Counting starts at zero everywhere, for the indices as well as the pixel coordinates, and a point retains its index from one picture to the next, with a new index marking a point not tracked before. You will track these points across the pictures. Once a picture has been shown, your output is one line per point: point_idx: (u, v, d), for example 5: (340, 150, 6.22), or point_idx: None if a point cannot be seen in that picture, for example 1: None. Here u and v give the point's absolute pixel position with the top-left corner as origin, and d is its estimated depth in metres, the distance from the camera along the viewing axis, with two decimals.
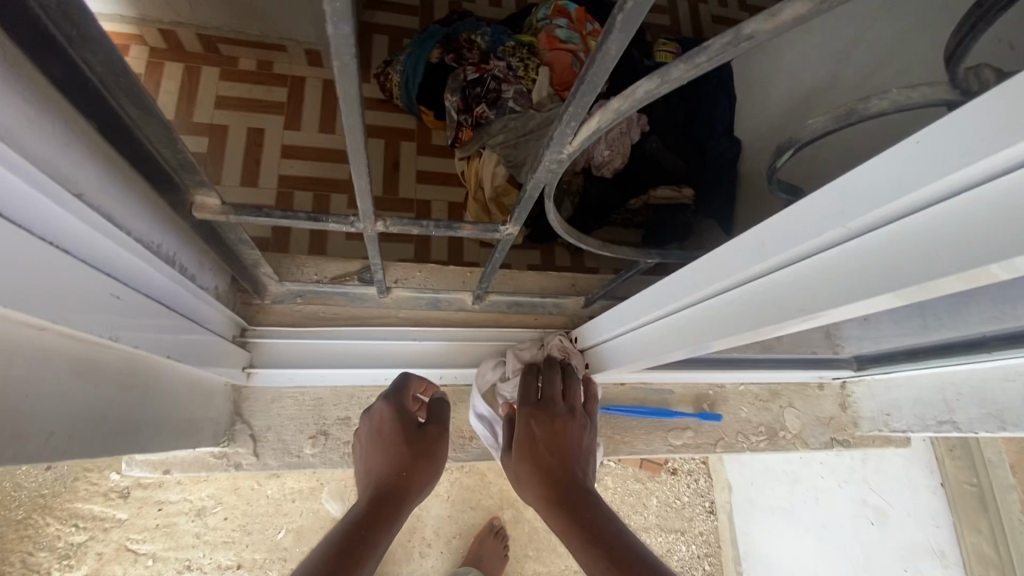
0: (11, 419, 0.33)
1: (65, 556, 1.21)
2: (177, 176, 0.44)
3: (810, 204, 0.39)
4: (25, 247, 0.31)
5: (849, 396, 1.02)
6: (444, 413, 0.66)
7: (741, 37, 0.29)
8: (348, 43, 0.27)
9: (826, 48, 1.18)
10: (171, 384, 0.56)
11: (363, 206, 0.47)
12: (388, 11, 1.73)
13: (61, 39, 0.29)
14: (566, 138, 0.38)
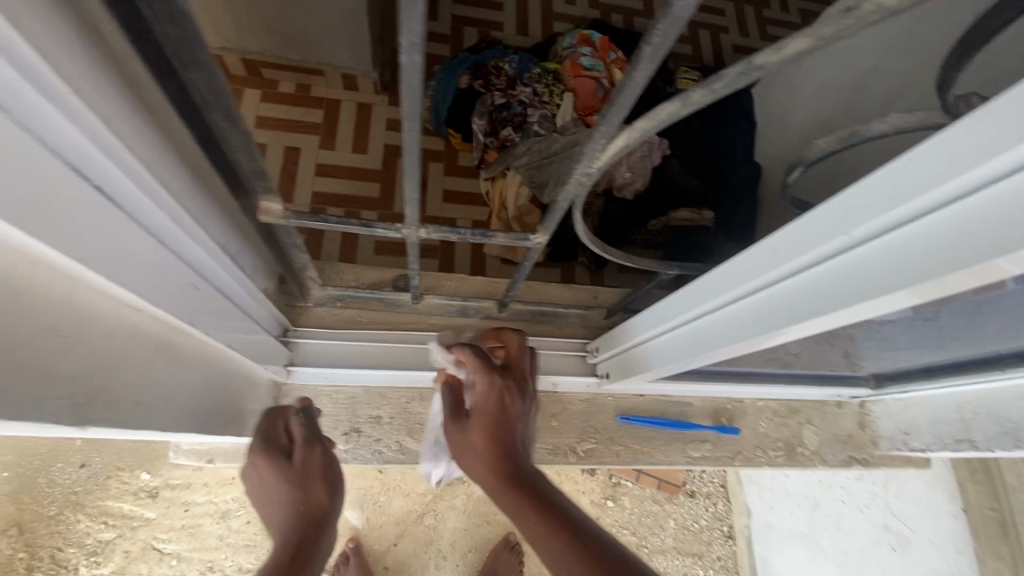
0: (107, 385, 0.38)
1: (94, 552, 1.25)
2: (249, 183, 0.49)
3: (819, 215, 0.43)
4: (131, 234, 0.36)
5: (868, 415, 1.02)
6: (311, 432, 0.68)
7: (752, 66, 0.33)
8: (418, 70, 0.32)
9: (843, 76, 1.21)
10: (227, 373, 0.60)
11: (410, 214, 0.52)
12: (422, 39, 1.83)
13: (176, 63, 0.35)
14: (596, 154, 0.43)
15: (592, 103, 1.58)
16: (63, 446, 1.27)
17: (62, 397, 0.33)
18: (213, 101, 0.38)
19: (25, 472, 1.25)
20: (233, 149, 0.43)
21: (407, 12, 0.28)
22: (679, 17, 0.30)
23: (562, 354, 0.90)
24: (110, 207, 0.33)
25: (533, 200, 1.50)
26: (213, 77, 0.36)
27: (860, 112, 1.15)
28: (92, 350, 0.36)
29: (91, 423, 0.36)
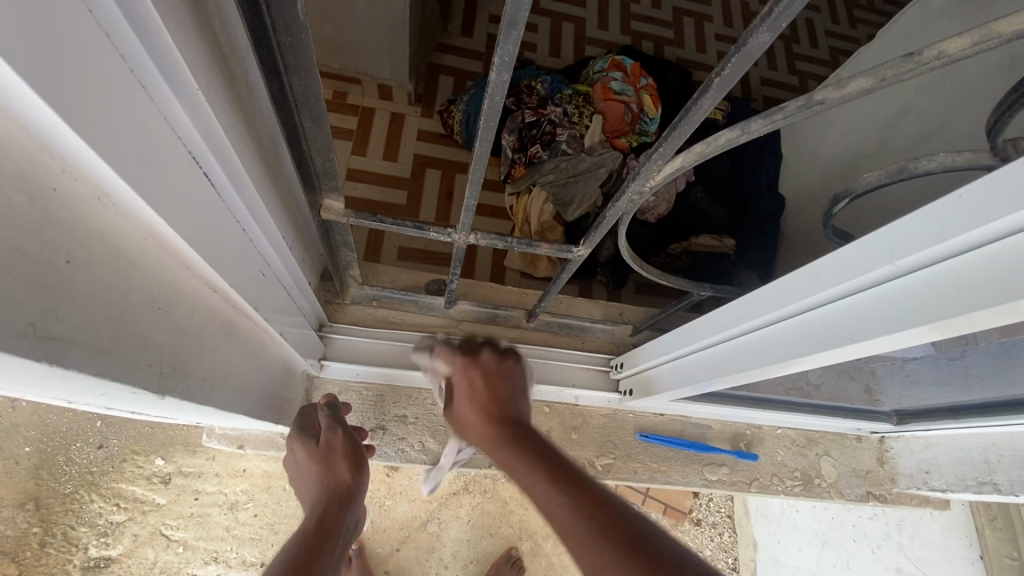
0: (185, 359, 0.40)
1: (103, 534, 1.15)
2: (317, 181, 0.52)
3: (862, 244, 0.44)
4: (221, 219, 0.39)
5: (887, 451, 1.02)
6: (335, 417, 0.73)
7: (813, 101, 0.36)
8: (505, 88, 0.35)
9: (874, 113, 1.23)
10: (273, 361, 0.62)
11: (465, 219, 0.54)
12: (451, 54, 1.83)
13: (280, 68, 0.38)
14: (651, 174, 0.45)
15: (620, 126, 1.63)
16: (85, 425, 1.18)
17: (151, 366, 0.35)
18: (307, 103, 0.41)
19: (44, 448, 1.16)
20: (314, 148, 0.47)
21: (506, 34, 0.31)
22: (752, 52, 0.33)
23: (585, 368, 0.91)
24: (210, 190, 0.36)
25: (556, 217, 1.54)
26: (312, 80, 0.39)
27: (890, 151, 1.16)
28: (178, 324, 0.38)
29: (170, 392, 0.38)
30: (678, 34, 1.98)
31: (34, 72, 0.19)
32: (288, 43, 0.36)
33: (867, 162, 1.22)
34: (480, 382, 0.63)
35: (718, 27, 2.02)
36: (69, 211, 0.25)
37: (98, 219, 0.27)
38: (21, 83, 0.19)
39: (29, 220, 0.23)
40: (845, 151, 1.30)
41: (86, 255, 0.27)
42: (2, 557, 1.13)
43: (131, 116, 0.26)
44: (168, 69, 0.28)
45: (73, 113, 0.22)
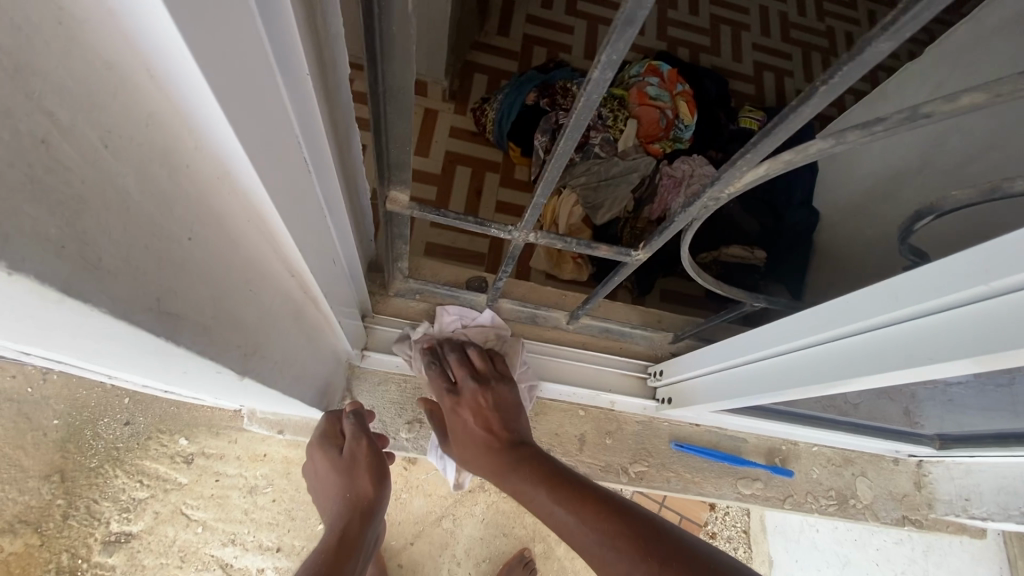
0: (263, 341, 0.40)
1: (126, 509, 1.05)
2: (386, 174, 0.53)
3: (946, 262, 0.43)
4: (310, 204, 0.39)
5: (925, 476, 1.00)
6: (359, 425, 0.71)
7: (919, 114, 0.35)
8: (603, 86, 0.35)
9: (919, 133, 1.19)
10: (327, 347, 0.62)
11: (530, 216, 0.55)
12: (487, 53, 1.83)
13: (375, 58, 0.38)
14: (732, 180, 0.45)
15: (654, 132, 1.61)
16: (113, 397, 1.09)
17: (239, 347, 0.35)
18: (395, 93, 0.41)
19: (72, 421, 1.08)
20: (392, 139, 0.46)
21: (620, 33, 0.31)
22: (866, 63, 0.32)
23: (624, 373, 0.90)
24: (305, 176, 0.36)
25: (585, 220, 1.53)
26: (405, 70, 0.39)
27: (931, 172, 1.09)
28: (262, 308, 0.38)
29: (250, 375, 0.39)
30: (714, 42, 1.95)
31: (211, 65, 0.19)
32: (385, 33, 0.35)
33: (906, 184, 1.16)
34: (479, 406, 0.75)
35: (756, 37, 1.98)
36: (195, 191, 0.25)
37: (215, 200, 0.27)
38: (197, 77, 0.19)
39: (166, 202, 0.23)
40: (883, 171, 1.23)
41: (203, 235, 0.27)
42: (22, 526, 1.04)
43: (264, 104, 0.25)
44: (285, 53, 0.27)
45: (230, 103, 0.21)
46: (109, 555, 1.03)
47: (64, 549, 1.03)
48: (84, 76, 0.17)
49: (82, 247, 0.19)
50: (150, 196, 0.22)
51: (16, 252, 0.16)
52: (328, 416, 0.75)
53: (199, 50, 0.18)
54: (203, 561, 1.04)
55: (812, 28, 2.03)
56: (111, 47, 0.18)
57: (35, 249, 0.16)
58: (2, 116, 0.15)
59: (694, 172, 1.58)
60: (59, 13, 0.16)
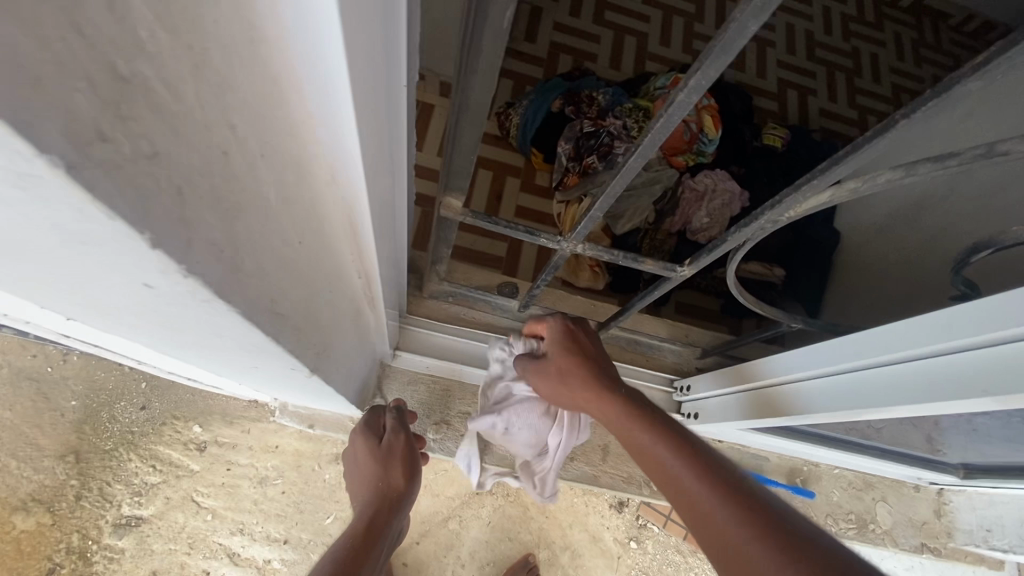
0: (331, 342, 0.41)
1: (137, 493, 0.95)
2: (444, 182, 0.54)
3: (1010, 296, 0.43)
4: (388, 210, 0.40)
5: (945, 505, 1.00)
6: (401, 421, 0.75)
7: (995, 151, 0.35)
8: (687, 108, 0.36)
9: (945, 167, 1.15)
10: (369, 346, 0.63)
11: (582, 228, 0.57)
12: (514, 58, 1.83)
13: (458, 72, 0.39)
14: (794, 203, 0.46)
15: (678, 145, 1.60)
16: (130, 381, 1.01)
17: (315, 346, 0.36)
18: (471, 105, 0.42)
19: (88, 403, 1.00)
20: (459, 147, 0.47)
21: (714, 59, 0.32)
22: (957, 95, 0.33)
23: (648, 386, 0.91)
24: (390, 185, 0.37)
25: (605, 228, 1.53)
26: (487, 84, 0.40)
27: (959, 198, 1.06)
28: (335, 309, 0.39)
29: (317, 373, 0.39)
30: (740, 58, 1.93)
31: (364, 84, 0.20)
32: (475, 48, 0.36)
33: (929, 210, 1.13)
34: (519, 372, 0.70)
35: (781, 54, 1.96)
36: (310, 196, 0.26)
37: (320, 204, 0.28)
38: (349, 95, 0.20)
39: (291, 207, 0.24)
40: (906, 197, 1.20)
41: (308, 239, 0.28)
42: (35, 505, 0.95)
43: (379, 118, 0.26)
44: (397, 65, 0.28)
45: (366, 119, 0.22)
46: (119, 538, 0.92)
47: (74, 529, 0.93)
48: (260, 90, 0.18)
49: (233, 251, 0.19)
50: (282, 201, 0.23)
51: (192, 257, 0.16)
52: (373, 410, 0.78)
53: (358, 69, 0.19)
54: (212, 548, 0.92)
55: (837, 49, 2.02)
56: (279, 63, 0.19)
57: (204, 252, 0.17)
58: (204, 129, 0.15)
59: (716, 186, 1.58)
60: (252, 32, 0.16)
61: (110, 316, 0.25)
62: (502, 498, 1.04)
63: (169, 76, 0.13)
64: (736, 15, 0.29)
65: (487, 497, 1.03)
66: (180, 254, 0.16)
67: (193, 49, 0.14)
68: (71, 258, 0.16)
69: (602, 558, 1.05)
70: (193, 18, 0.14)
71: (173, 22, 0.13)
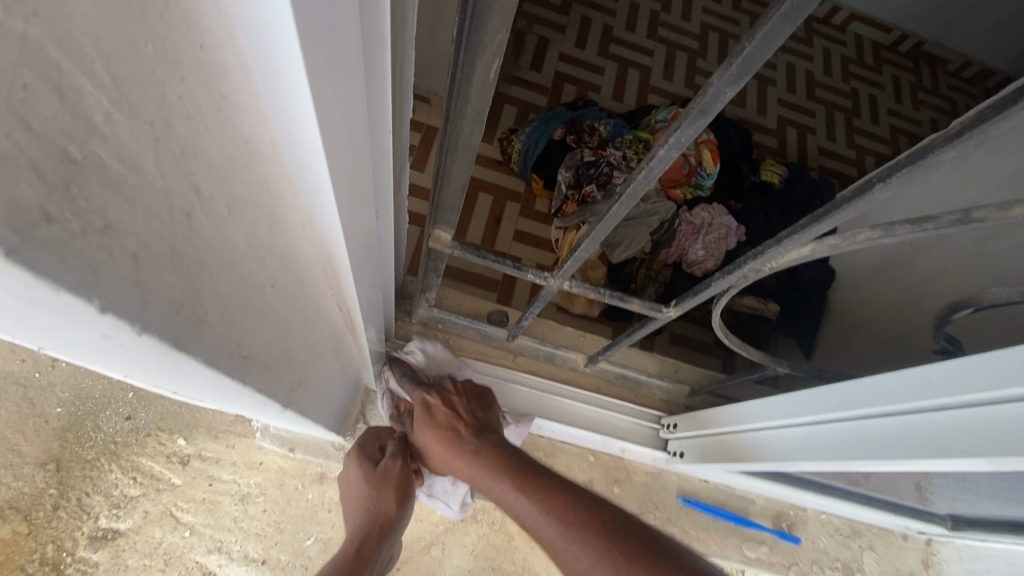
0: (305, 377, 0.40)
1: (115, 505, 0.86)
2: (433, 215, 0.54)
3: (985, 357, 0.43)
4: (369, 248, 0.40)
5: (934, 555, 0.97)
6: (400, 448, 0.74)
7: (971, 218, 0.36)
8: (666, 163, 0.37)
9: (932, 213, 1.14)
10: (351, 372, 0.62)
11: (569, 266, 0.57)
12: (519, 86, 1.85)
13: (445, 117, 0.40)
14: (775, 255, 0.46)
15: (676, 177, 1.61)
16: (116, 389, 0.92)
17: (288, 382, 0.36)
18: (460, 146, 0.42)
19: (75, 410, 0.92)
20: (447, 185, 0.48)
21: (692, 121, 0.33)
22: (932, 162, 0.33)
23: (635, 421, 0.90)
24: (371, 225, 0.37)
25: (601, 257, 1.53)
26: (476, 129, 0.41)
27: (953, 244, 1.06)
28: (311, 347, 0.39)
29: (290, 407, 0.39)
30: (740, 94, 1.96)
31: (334, 148, 0.21)
32: (462, 94, 0.37)
33: (926, 253, 1.13)
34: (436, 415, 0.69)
35: (780, 92, 2.00)
36: (283, 240, 0.27)
37: (295, 247, 0.29)
38: (318, 158, 0.21)
39: (263, 254, 0.24)
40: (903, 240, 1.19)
41: (281, 283, 0.28)
42: (11, 512, 0.84)
43: (354, 172, 0.27)
44: (377, 114, 0.29)
45: (336, 177, 0.23)
46: (93, 552, 0.83)
47: (49, 540, 0.83)
48: (228, 150, 0.18)
49: (193, 305, 0.20)
50: (251, 251, 0.23)
51: (147, 316, 0.17)
52: (371, 433, 0.76)
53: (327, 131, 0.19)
54: (187, 567, 0.84)
55: (837, 89, 2.05)
56: (249, 122, 0.19)
57: (161, 310, 0.17)
58: (166, 195, 0.16)
59: (712, 221, 1.60)
60: (221, 101, 0.17)
61: (78, 355, 0.25)
62: (487, 525, 0.94)
63: (126, 152, 0.14)
64: (712, 81, 0.30)
65: (471, 523, 0.93)
66: (134, 315, 0.16)
67: (154, 125, 0.14)
68: (27, 314, 0.16)
69: None
70: (155, 95, 0.14)
71: (132, 103, 0.13)
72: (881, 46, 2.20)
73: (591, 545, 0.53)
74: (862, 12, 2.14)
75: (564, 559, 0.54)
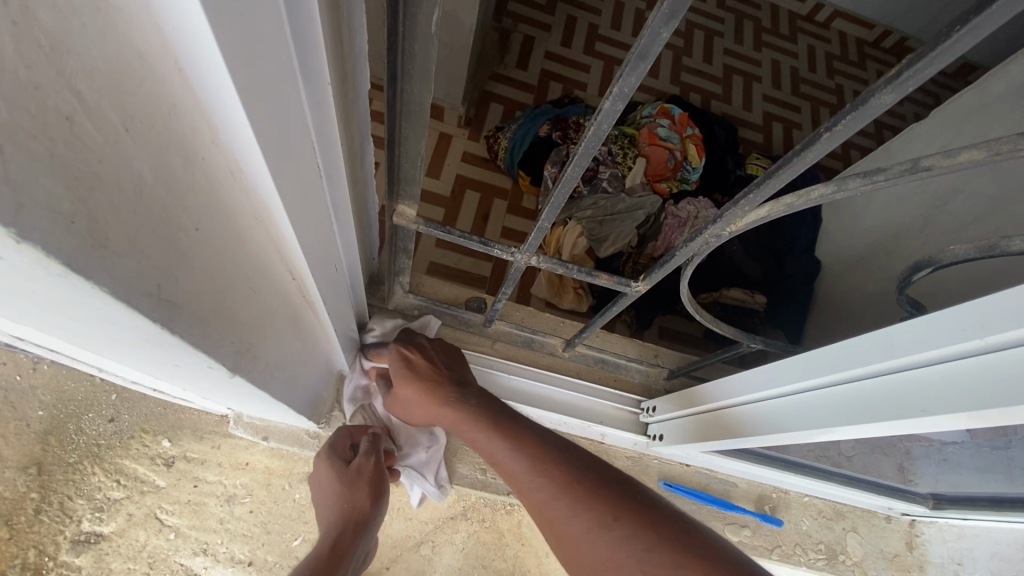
0: (256, 343, 0.39)
1: (98, 509, 0.84)
2: (396, 191, 0.54)
3: (944, 314, 0.43)
4: (320, 212, 0.39)
5: (918, 536, 0.98)
6: (373, 444, 0.74)
7: (919, 167, 0.36)
8: (614, 117, 0.37)
9: (909, 200, 1.15)
10: (317, 355, 0.61)
11: (533, 239, 0.57)
12: (505, 83, 1.86)
13: (393, 78, 0.39)
14: (735, 218, 0.46)
15: (662, 171, 1.62)
16: (100, 391, 0.90)
17: (234, 345, 0.35)
18: (412, 112, 0.42)
19: (56, 413, 0.89)
20: (405, 154, 0.47)
21: (633, 67, 0.33)
22: (871, 110, 0.34)
23: (615, 406, 0.90)
24: (318, 186, 0.37)
25: (589, 251, 1.50)
26: (426, 91, 0.40)
27: (935, 230, 1.07)
28: (259, 311, 0.38)
29: (240, 373, 0.38)
30: (726, 88, 1.97)
31: (240, 69, 0.20)
32: (408, 51, 0.36)
33: (912, 239, 1.12)
34: (421, 370, 0.69)
35: (766, 88, 2.00)
36: (207, 184, 0.26)
37: (225, 195, 0.28)
38: (221, 77, 0.20)
39: (179, 190, 0.24)
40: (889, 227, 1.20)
41: (209, 229, 0.28)
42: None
43: (282, 114, 0.27)
44: (310, 60, 0.29)
45: (251, 107, 0.22)
46: (76, 556, 0.82)
47: (31, 544, 0.82)
48: (112, 59, 0.18)
49: (91, 226, 0.19)
50: (163, 184, 0.23)
51: (26, 223, 0.16)
52: (343, 434, 0.76)
53: (225, 42, 0.19)
54: (173, 569, 0.83)
55: (822, 84, 2.07)
56: (142, 36, 0.19)
57: (44, 219, 0.17)
58: (34, 90, 0.15)
59: (698, 214, 1.59)
60: (99, 2, 0.17)
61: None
62: (477, 522, 0.92)
63: None
64: (648, 23, 0.30)
65: (460, 520, 0.91)
66: (5, 213, 0.15)
67: (9, 6, 0.14)
68: None
69: None
70: None
71: None
72: (865, 41, 2.22)
73: (574, 499, 0.50)
74: (845, 8, 2.16)
75: (532, 497, 0.53)
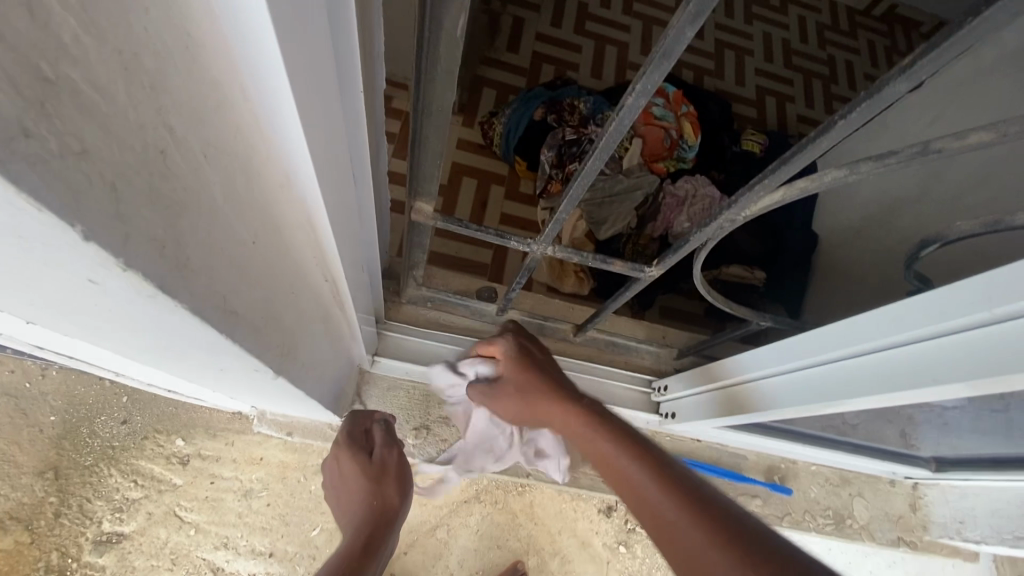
0: (295, 345, 0.40)
1: (117, 509, 0.86)
2: (413, 189, 0.55)
3: (949, 288, 0.45)
4: (351, 216, 0.41)
5: (921, 498, 1.03)
6: (392, 436, 0.76)
7: (930, 148, 0.37)
8: (635, 112, 0.38)
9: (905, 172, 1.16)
10: (341, 353, 0.63)
11: (550, 230, 0.58)
12: (496, 68, 1.84)
13: (417, 81, 0.40)
14: (750, 203, 0.47)
15: (658, 151, 1.61)
16: (111, 395, 0.91)
17: (280, 349, 0.36)
18: (434, 112, 0.43)
19: (68, 418, 0.90)
20: (425, 153, 0.48)
21: (657, 65, 0.34)
22: (889, 94, 0.35)
23: (626, 388, 0.92)
24: (349, 192, 0.38)
25: (588, 234, 1.52)
26: (447, 92, 0.41)
27: (929, 199, 1.08)
28: (298, 314, 0.39)
29: (284, 375, 0.39)
30: (720, 64, 1.96)
31: (304, 92, 0.21)
32: (432, 54, 0.37)
33: (907, 209, 1.14)
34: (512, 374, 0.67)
35: (759, 62, 2.00)
36: (263, 198, 0.27)
37: (275, 208, 0.29)
38: (288, 101, 0.21)
39: (240, 206, 0.25)
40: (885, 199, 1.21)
41: (263, 241, 0.29)
42: (12, 523, 0.85)
43: (327, 128, 0.28)
44: (348, 73, 0.30)
45: (309, 126, 0.23)
46: (99, 555, 0.84)
47: (53, 547, 0.84)
48: (193, 90, 0.19)
49: (178, 249, 0.20)
50: (230, 202, 0.24)
51: (132, 251, 0.17)
52: (360, 422, 0.76)
53: (294, 71, 0.20)
54: (195, 564, 0.85)
55: (815, 56, 2.06)
56: (213, 63, 0.20)
57: (147, 249, 0.18)
58: (138, 129, 0.17)
59: (696, 192, 1.61)
60: (185, 38, 0.18)
61: (66, 320, 0.26)
62: (491, 505, 0.95)
63: (97, 78, 0.15)
64: (673, 22, 0.31)
65: (474, 504, 0.94)
66: (118, 244, 0.17)
67: (122, 54, 0.15)
68: (14, 259, 0.17)
69: (591, 566, 0.97)
70: (118, 24, 0.15)
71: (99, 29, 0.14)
72: (856, 10, 2.20)
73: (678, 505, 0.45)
74: None
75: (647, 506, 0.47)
